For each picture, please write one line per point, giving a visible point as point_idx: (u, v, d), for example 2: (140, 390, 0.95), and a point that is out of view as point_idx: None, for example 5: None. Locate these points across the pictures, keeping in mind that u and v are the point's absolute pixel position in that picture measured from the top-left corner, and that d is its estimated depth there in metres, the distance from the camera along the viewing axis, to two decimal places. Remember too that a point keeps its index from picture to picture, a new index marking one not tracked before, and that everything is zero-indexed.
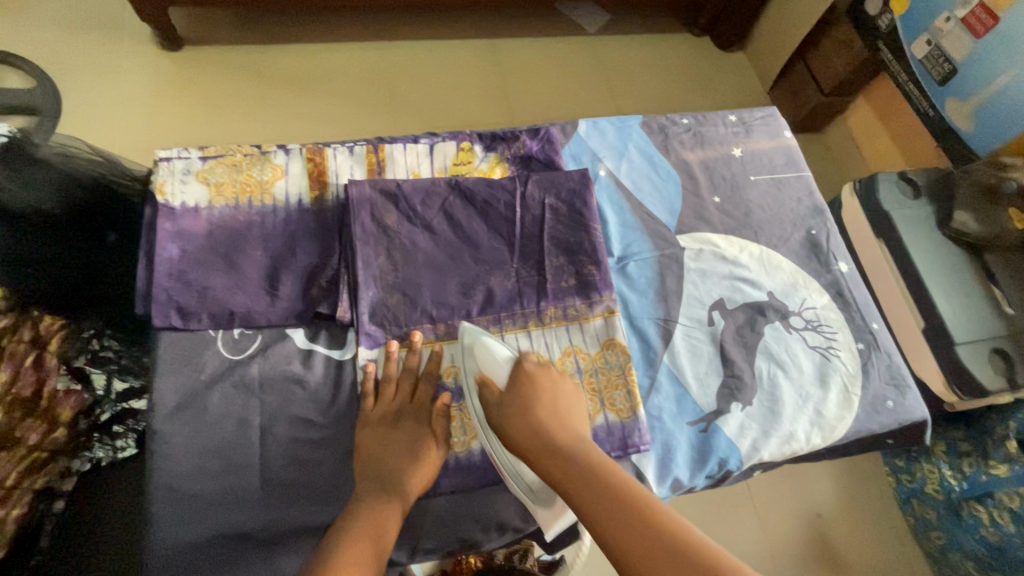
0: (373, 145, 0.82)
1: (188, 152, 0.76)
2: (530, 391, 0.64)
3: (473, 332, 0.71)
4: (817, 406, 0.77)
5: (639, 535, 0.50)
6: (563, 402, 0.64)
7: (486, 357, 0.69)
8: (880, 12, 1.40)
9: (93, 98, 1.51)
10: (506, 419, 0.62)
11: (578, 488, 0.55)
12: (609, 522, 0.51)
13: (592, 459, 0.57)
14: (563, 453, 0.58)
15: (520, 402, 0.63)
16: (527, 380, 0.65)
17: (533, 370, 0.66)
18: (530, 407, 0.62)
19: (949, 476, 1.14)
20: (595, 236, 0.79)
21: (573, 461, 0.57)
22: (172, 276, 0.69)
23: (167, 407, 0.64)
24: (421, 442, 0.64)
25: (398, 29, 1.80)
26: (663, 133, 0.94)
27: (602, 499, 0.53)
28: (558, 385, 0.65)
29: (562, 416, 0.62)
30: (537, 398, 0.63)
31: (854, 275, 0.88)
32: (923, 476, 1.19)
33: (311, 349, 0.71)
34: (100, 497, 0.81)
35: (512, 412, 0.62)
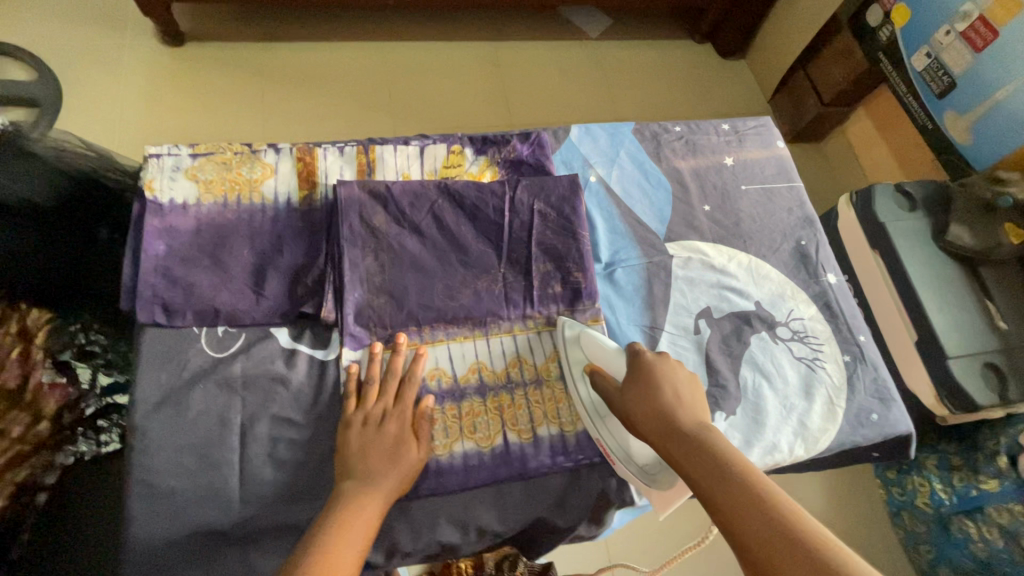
0: (364, 146, 0.82)
1: (178, 149, 0.77)
2: (657, 375, 0.62)
3: (575, 324, 0.74)
4: (801, 418, 0.77)
5: (749, 514, 0.46)
6: (691, 391, 0.62)
7: (594, 347, 0.70)
8: (881, 23, 1.40)
9: (92, 92, 1.52)
10: (631, 401, 0.61)
11: (693, 465, 0.52)
12: (724, 500, 0.48)
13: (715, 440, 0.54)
14: (683, 432, 0.56)
15: (643, 386, 0.62)
16: (652, 366, 0.63)
17: (652, 358, 0.64)
18: (656, 391, 0.61)
19: (939, 490, 1.14)
20: (583, 242, 0.79)
21: (687, 440, 0.55)
22: (157, 272, 0.69)
23: (148, 403, 0.65)
24: (402, 442, 0.64)
25: (400, 30, 1.81)
26: (655, 140, 0.94)
27: (721, 477, 0.50)
28: (680, 374, 0.63)
29: (686, 403, 0.60)
30: (662, 384, 0.61)
31: (842, 286, 0.88)
32: (913, 489, 1.19)
33: (294, 348, 0.71)
34: (81, 492, 0.81)
35: (634, 396, 0.61)
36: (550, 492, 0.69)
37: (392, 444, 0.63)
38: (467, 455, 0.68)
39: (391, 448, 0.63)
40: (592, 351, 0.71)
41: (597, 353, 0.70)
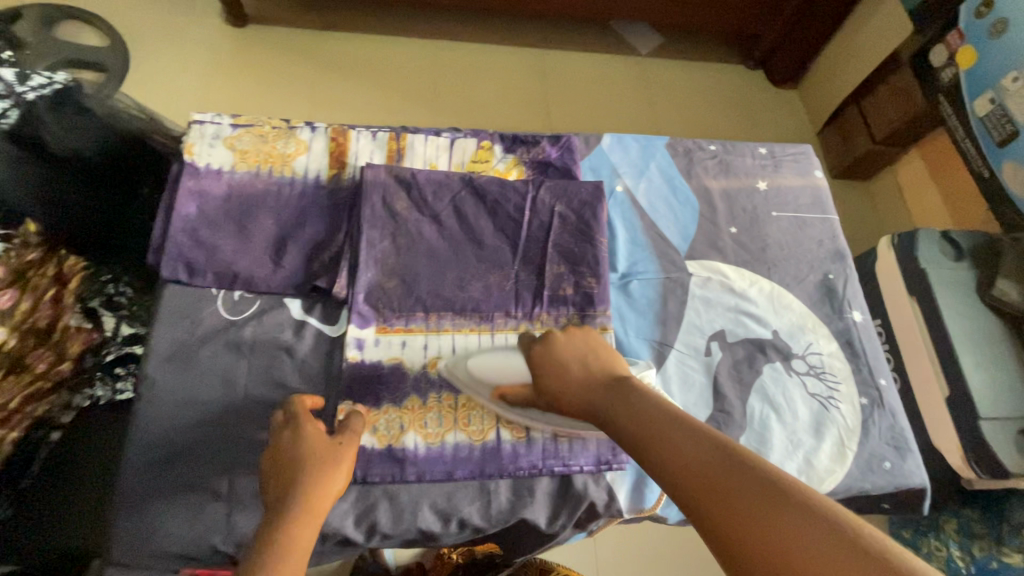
0: (396, 133, 0.84)
1: (221, 118, 0.80)
2: (561, 354, 0.64)
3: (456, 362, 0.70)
4: (807, 455, 0.74)
5: (682, 448, 0.47)
6: (596, 356, 0.63)
7: (483, 367, 0.68)
8: (945, 64, 1.35)
9: (154, 62, 1.60)
10: (549, 382, 0.62)
11: (627, 425, 0.53)
12: (657, 444, 0.48)
13: (643, 396, 0.55)
14: (610, 398, 0.57)
15: (553, 363, 0.63)
16: (546, 348, 0.65)
17: (541, 346, 0.65)
18: (566, 367, 0.62)
19: (957, 557, 1.08)
20: (600, 249, 0.78)
21: (607, 400, 0.57)
22: (185, 232, 0.72)
23: (159, 355, 0.67)
24: (326, 454, 0.57)
25: (450, 28, 1.84)
26: (688, 156, 0.93)
27: (651, 427, 0.50)
28: (577, 343, 0.65)
29: (592, 367, 0.62)
30: (567, 357, 0.63)
31: (868, 326, 0.85)
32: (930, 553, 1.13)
33: (304, 320, 0.72)
34: (90, 435, 0.84)
35: (549, 378, 0.63)
36: (539, 494, 0.68)
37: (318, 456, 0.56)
38: (457, 447, 0.68)
39: (311, 462, 0.56)
40: (483, 374, 0.68)
41: (495, 371, 0.68)
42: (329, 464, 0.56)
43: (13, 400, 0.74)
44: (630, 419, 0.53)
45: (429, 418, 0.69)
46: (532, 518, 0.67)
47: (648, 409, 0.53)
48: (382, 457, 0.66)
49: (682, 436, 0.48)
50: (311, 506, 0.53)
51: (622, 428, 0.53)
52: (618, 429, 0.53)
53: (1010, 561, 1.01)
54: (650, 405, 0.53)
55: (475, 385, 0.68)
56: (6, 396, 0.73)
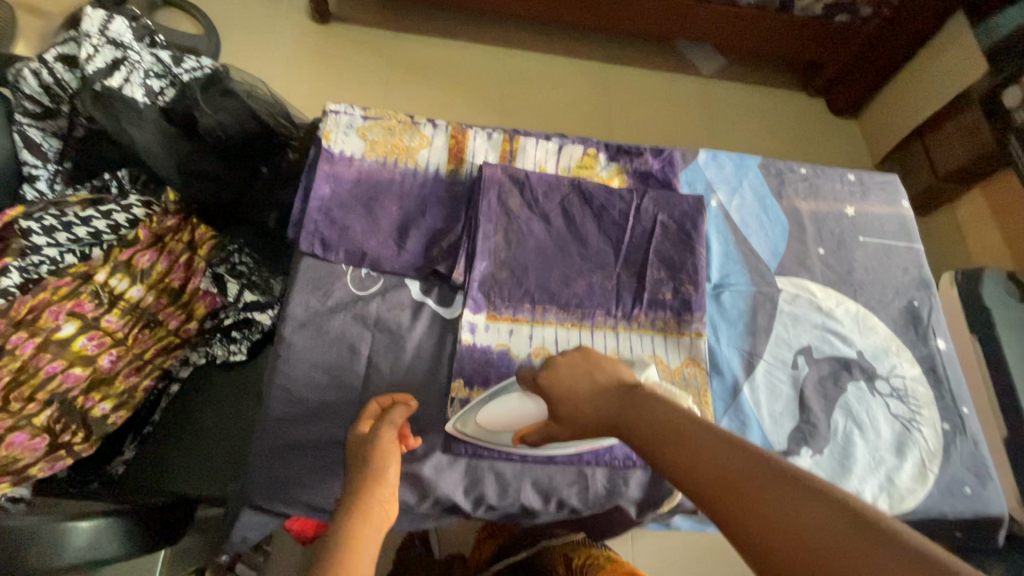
0: (509, 135, 0.89)
1: (353, 110, 0.87)
2: (568, 378, 0.64)
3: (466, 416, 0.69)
4: (889, 473, 0.77)
5: (705, 454, 0.48)
6: (602, 371, 0.64)
7: (498, 418, 0.69)
8: (1018, 106, 1.38)
9: (247, 54, 1.71)
10: (563, 407, 0.63)
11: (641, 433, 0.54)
12: (668, 448, 0.50)
13: (657, 402, 0.56)
14: (628, 409, 0.57)
15: (562, 391, 0.63)
16: (551, 376, 0.65)
17: (544, 375, 0.65)
18: (576, 391, 0.63)
19: None
20: (698, 259, 0.82)
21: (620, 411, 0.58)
22: (321, 211, 0.78)
23: (295, 321, 0.73)
24: (376, 456, 0.59)
25: (522, 39, 1.91)
26: (779, 178, 0.96)
27: (671, 434, 0.51)
28: (580, 366, 0.65)
29: (598, 380, 0.63)
30: (573, 380, 0.64)
31: (951, 355, 0.87)
32: None
33: (422, 301, 0.78)
34: (203, 393, 0.93)
35: (560, 406, 0.63)
36: (636, 484, 0.72)
37: (373, 459, 0.59)
38: None
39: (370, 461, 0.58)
40: (496, 425, 0.69)
41: (506, 420, 0.68)
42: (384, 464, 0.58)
43: (149, 349, 0.84)
44: (648, 427, 0.54)
45: None
46: (624, 504, 0.72)
47: (666, 417, 0.54)
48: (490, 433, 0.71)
49: (703, 441, 0.49)
50: (367, 512, 0.53)
51: (641, 435, 0.54)
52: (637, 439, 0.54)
53: None
54: (664, 412, 0.54)
55: (491, 437, 0.69)
56: (143, 345, 0.83)
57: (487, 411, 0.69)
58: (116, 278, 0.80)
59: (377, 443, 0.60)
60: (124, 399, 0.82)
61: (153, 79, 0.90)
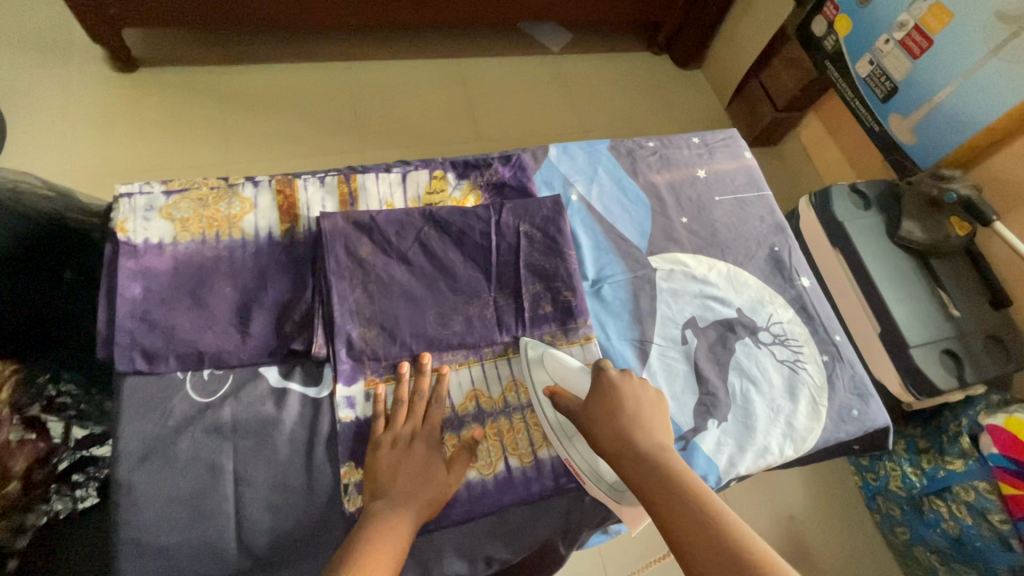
0: (345, 175, 0.81)
1: (150, 187, 0.74)
2: (621, 394, 0.65)
3: (536, 344, 0.74)
4: (788, 419, 0.80)
5: (695, 527, 0.52)
6: (651, 407, 0.65)
7: (559, 367, 0.72)
8: (826, 33, 1.50)
9: (40, 124, 1.46)
10: (597, 412, 0.64)
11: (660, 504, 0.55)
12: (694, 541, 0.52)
13: (666, 456, 0.59)
14: (639, 454, 0.60)
15: (610, 402, 0.64)
16: (619, 389, 0.65)
17: (617, 377, 0.66)
18: (620, 414, 0.63)
19: (910, 473, 1.24)
20: (570, 262, 0.80)
21: (649, 466, 0.59)
22: (135, 317, 0.66)
23: (133, 458, 0.61)
24: (426, 460, 0.65)
25: (363, 49, 1.80)
26: (631, 156, 0.96)
27: (671, 497, 0.55)
28: (642, 388, 0.66)
29: (643, 424, 0.63)
30: (623, 412, 0.63)
31: (815, 289, 0.92)
32: (887, 474, 1.28)
33: (285, 386, 0.69)
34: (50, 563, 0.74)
35: (599, 416, 0.64)
36: (554, 514, 0.69)
37: (417, 458, 0.65)
38: (470, 484, 0.68)
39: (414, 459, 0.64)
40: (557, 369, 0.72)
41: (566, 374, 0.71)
42: (431, 466, 0.65)
43: None
44: (648, 480, 0.58)
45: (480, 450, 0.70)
46: (553, 537, 0.68)
47: (670, 474, 0.57)
48: None
49: (692, 511, 0.54)
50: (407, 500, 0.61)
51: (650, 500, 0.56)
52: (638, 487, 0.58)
53: (954, 467, 1.16)
54: (673, 468, 0.58)
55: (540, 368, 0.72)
56: None
57: (558, 357, 0.72)
58: None
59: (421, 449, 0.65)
60: None
61: None
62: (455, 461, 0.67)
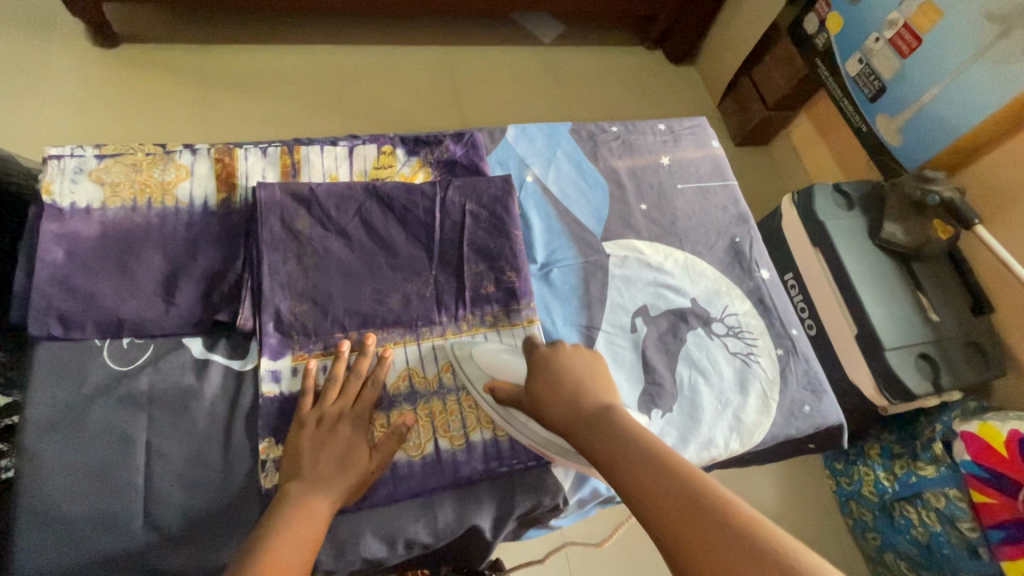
0: (288, 146, 0.79)
1: (82, 150, 0.72)
2: (561, 365, 0.61)
3: (463, 344, 0.72)
4: (736, 413, 0.78)
5: (652, 477, 0.46)
6: (594, 373, 0.61)
7: (485, 357, 0.69)
8: (817, 31, 1.47)
9: (13, 93, 1.43)
10: (538, 388, 0.60)
11: (601, 447, 0.51)
12: (631, 472, 0.47)
13: (613, 412, 0.54)
14: (585, 415, 0.55)
15: (552, 373, 0.60)
16: (554, 361, 0.62)
17: (548, 352, 0.63)
18: (560, 379, 0.60)
19: (883, 478, 1.21)
20: (516, 243, 0.77)
21: (587, 417, 0.55)
22: (54, 281, 0.64)
23: (41, 425, 0.59)
24: (350, 446, 0.61)
25: (350, 33, 1.77)
26: (592, 140, 0.94)
27: (627, 451, 0.49)
28: (580, 360, 0.62)
29: (586, 387, 0.59)
30: (564, 377, 0.60)
31: (775, 282, 0.90)
32: (860, 479, 1.26)
33: (208, 358, 0.67)
34: None
35: (539, 385, 0.60)
36: (482, 500, 0.67)
37: (340, 442, 0.61)
38: (397, 465, 0.66)
39: (337, 445, 0.61)
40: (486, 362, 0.68)
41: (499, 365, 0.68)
42: (355, 450, 0.61)
43: None
44: (599, 436, 0.52)
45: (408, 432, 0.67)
46: (480, 522, 0.65)
47: (619, 425, 0.52)
48: None
49: (647, 465, 0.47)
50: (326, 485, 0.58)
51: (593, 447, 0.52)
52: (596, 451, 0.52)
53: (925, 473, 1.14)
54: (625, 421, 0.53)
55: (472, 369, 0.69)
56: None
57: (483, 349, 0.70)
58: None
59: (347, 434, 0.62)
60: None
61: None
62: (381, 446, 0.63)
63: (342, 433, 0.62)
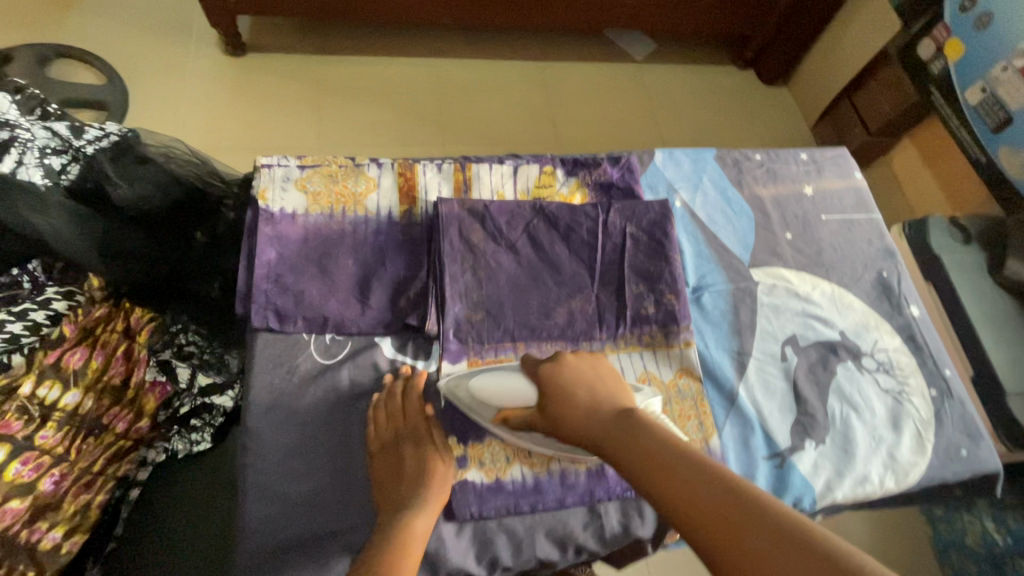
0: (461, 164, 0.84)
1: (287, 160, 0.80)
2: (568, 381, 0.63)
3: (459, 381, 0.68)
4: (890, 450, 0.77)
5: (681, 482, 0.49)
6: (606, 382, 0.64)
7: (488, 393, 0.65)
8: (932, 57, 1.40)
9: (157, 97, 1.57)
10: (554, 409, 0.62)
11: (630, 456, 0.55)
12: (661, 479, 0.51)
13: (636, 423, 0.58)
14: (605, 428, 0.59)
15: (560, 395, 0.62)
16: (556, 371, 0.64)
17: (551, 367, 0.64)
18: (573, 394, 0.62)
19: (992, 530, 1.10)
20: (675, 267, 0.80)
21: (611, 429, 0.58)
22: (270, 278, 0.71)
23: (261, 407, 0.67)
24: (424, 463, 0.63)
25: (452, 46, 1.84)
26: (737, 167, 0.95)
27: (658, 461, 0.52)
28: (585, 368, 0.65)
29: (599, 397, 0.62)
30: (574, 389, 0.62)
31: (925, 320, 0.88)
32: (964, 527, 1.16)
33: (397, 358, 0.73)
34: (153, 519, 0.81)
35: (553, 404, 0.62)
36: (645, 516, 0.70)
37: (412, 462, 0.63)
38: (565, 472, 0.69)
39: (418, 463, 0.63)
40: (487, 397, 0.65)
41: (497, 392, 0.65)
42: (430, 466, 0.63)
43: (97, 461, 0.75)
44: (626, 448, 0.56)
45: None
46: (644, 536, 0.69)
47: (644, 435, 0.56)
48: (491, 490, 0.67)
49: (676, 471, 0.50)
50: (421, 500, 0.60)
51: (622, 458, 0.55)
52: (629, 464, 0.54)
53: None
54: (649, 430, 0.56)
55: (478, 408, 0.66)
56: (91, 458, 0.74)
57: (480, 379, 0.66)
58: (45, 385, 0.70)
59: (416, 451, 0.64)
60: (77, 523, 0.72)
61: (53, 157, 0.75)
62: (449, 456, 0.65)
63: (414, 453, 0.63)
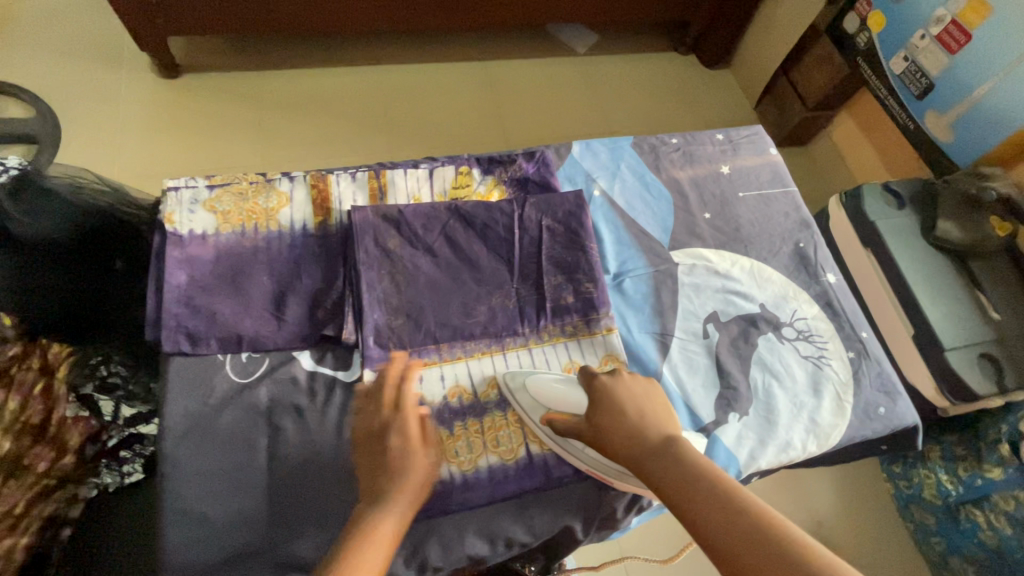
0: (375, 171, 0.84)
1: (195, 181, 0.78)
2: (621, 396, 0.62)
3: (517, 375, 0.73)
4: (811, 415, 0.79)
5: (721, 516, 0.47)
6: (654, 406, 0.61)
7: (541, 392, 0.70)
8: (858, 29, 1.44)
9: (85, 124, 1.53)
10: (603, 419, 0.60)
11: (669, 479, 0.52)
12: (698, 510, 0.48)
13: (680, 447, 0.55)
14: (647, 447, 0.56)
15: (611, 407, 0.61)
16: (613, 385, 0.62)
17: (608, 379, 0.63)
18: (624, 409, 0.60)
19: (946, 481, 1.14)
20: (592, 256, 0.81)
21: (652, 453, 0.55)
22: (181, 301, 0.71)
23: (177, 432, 0.66)
24: None
25: (390, 53, 1.83)
26: (654, 152, 0.97)
27: (694, 485, 0.50)
28: (641, 386, 0.63)
29: (648, 418, 0.59)
30: (621, 403, 0.61)
31: (842, 285, 0.91)
32: (920, 482, 1.19)
33: (317, 369, 0.73)
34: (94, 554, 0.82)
35: (602, 414, 0.61)
36: (573, 503, 0.70)
37: None
38: (492, 468, 0.70)
39: None
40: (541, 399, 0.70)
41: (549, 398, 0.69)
42: None
43: (19, 502, 0.72)
44: (665, 470, 0.53)
45: (501, 436, 0.72)
46: (574, 523, 0.70)
47: (684, 458, 0.53)
48: None
49: (713, 505, 0.48)
50: None
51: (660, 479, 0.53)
52: (666, 487, 0.52)
53: (992, 476, 1.07)
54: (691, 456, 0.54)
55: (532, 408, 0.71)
56: (12, 500, 0.72)
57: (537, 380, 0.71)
58: None
59: None
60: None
61: None
62: None
63: None
